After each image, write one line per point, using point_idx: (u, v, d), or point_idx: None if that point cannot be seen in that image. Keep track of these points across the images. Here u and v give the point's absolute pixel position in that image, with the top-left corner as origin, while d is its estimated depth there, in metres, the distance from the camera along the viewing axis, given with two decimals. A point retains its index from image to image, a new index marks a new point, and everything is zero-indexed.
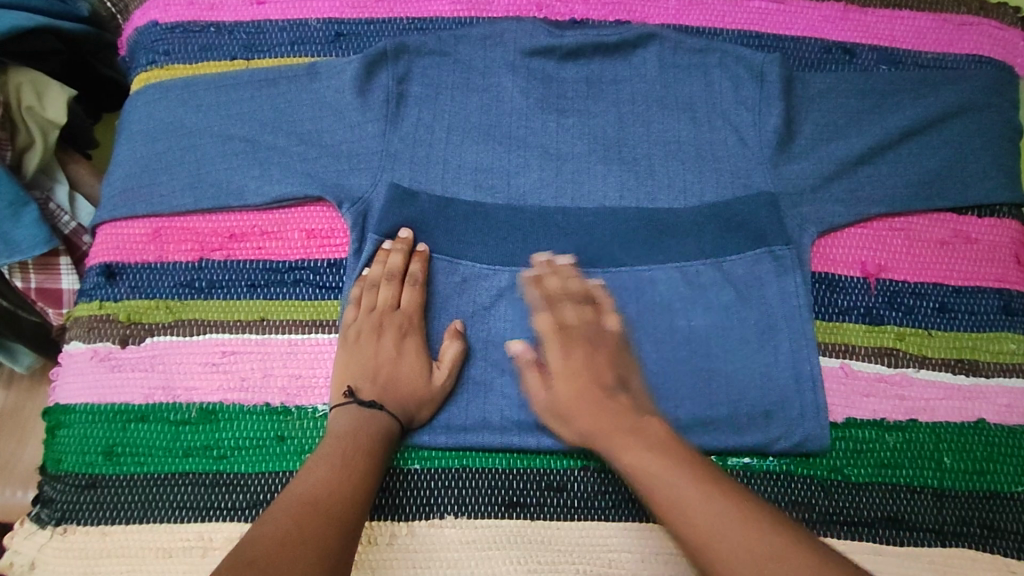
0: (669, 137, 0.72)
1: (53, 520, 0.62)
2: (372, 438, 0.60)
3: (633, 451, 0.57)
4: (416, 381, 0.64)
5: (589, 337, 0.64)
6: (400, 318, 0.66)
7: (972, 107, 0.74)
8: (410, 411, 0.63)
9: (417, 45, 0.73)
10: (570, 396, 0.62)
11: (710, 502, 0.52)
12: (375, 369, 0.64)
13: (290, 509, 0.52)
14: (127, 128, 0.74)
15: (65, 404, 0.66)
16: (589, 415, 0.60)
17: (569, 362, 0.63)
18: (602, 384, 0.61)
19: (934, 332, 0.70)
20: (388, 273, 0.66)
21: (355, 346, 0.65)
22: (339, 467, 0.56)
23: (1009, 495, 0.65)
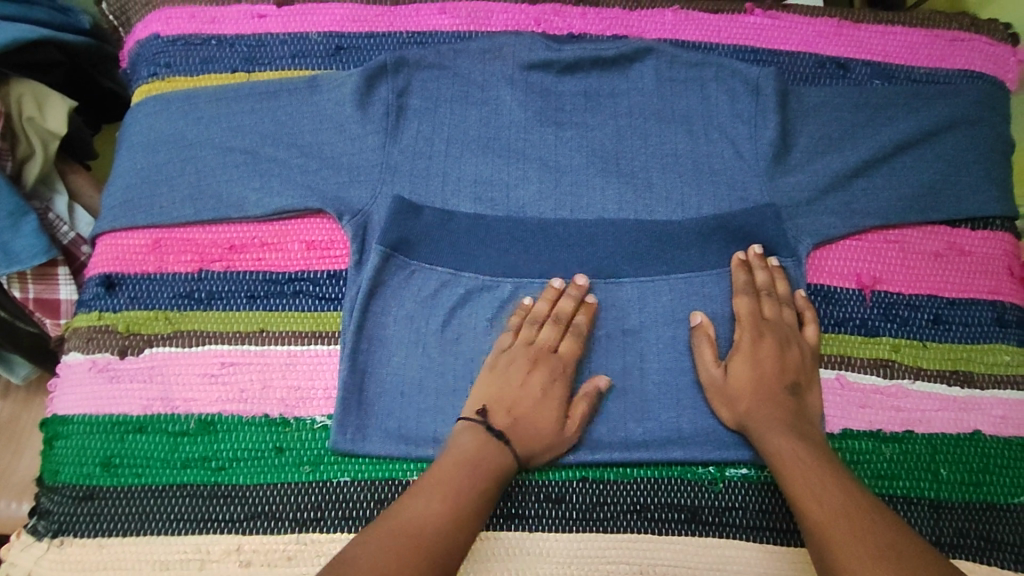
0: (667, 151, 0.73)
1: (50, 532, 0.62)
2: (489, 476, 0.58)
3: (780, 438, 0.60)
4: (549, 426, 0.62)
5: (748, 325, 0.66)
6: (557, 359, 0.64)
7: (965, 121, 0.75)
8: (533, 452, 0.62)
9: (416, 58, 0.74)
10: (743, 381, 0.63)
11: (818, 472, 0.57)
12: (512, 401, 0.62)
13: (399, 544, 0.51)
14: (128, 139, 0.74)
15: (63, 415, 0.66)
16: (752, 399, 0.63)
17: (758, 348, 0.64)
18: (783, 381, 0.64)
19: (929, 344, 0.70)
20: (549, 318, 0.65)
21: (503, 370, 0.63)
22: (452, 503, 0.55)
23: (1006, 507, 0.65)
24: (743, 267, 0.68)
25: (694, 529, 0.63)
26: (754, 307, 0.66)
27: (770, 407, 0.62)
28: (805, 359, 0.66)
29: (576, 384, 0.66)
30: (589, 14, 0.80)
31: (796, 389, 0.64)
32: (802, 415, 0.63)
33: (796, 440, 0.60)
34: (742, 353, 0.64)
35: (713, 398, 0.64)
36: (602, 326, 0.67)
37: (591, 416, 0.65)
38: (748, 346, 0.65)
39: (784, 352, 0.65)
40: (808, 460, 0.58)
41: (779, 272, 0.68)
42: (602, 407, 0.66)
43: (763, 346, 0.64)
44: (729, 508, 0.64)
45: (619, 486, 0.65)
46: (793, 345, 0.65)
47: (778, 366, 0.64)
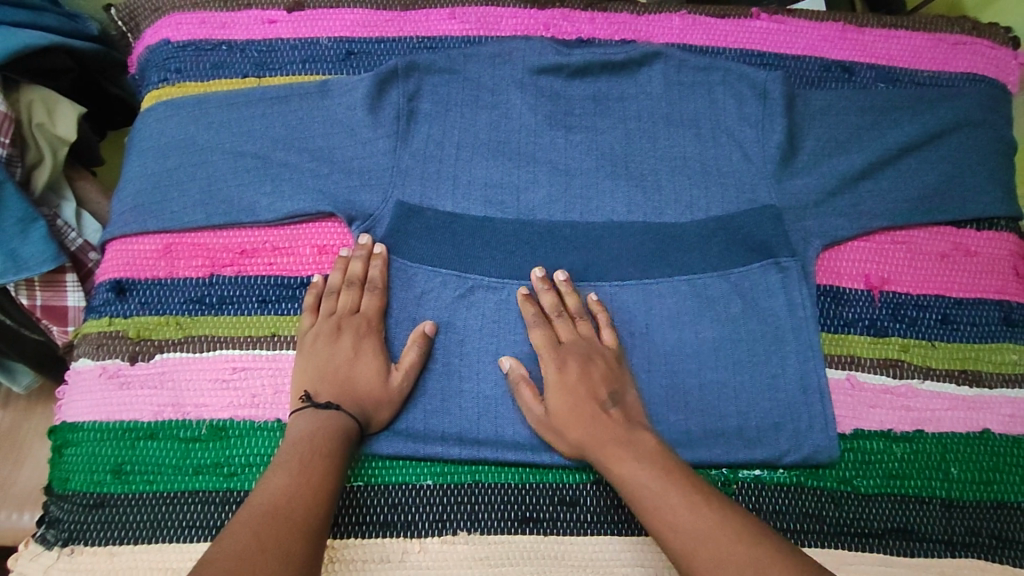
0: (676, 154, 0.73)
1: (60, 541, 0.61)
2: (330, 439, 0.58)
3: (627, 464, 0.57)
4: (367, 380, 0.63)
5: (551, 356, 0.64)
6: (360, 320, 0.66)
7: (969, 124, 0.76)
8: (367, 411, 0.62)
9: (427, 63, 0.74)
10: (564, 411, 0.61)
11: (669, 492, 0.54)
12: (329, 370, 0.63)
13: (258, 521, 0.50)
14: (138, 144, 0.74)
15: (72, 422, 0.65)
16: (579, 427, 0.60)
17: (562, 375, 0.62)
18: (596, 397, 0.61)
19: (937, 343, 0.71)
20: (349, 280, 0.66)
21: (314, 348, 0.65)
22: (297, 473, 0.55)
23: (1016, 505, 0.66)
24: (531, 297, 0.66)
25: None
26: (548, 336, 0.65)
27: (580, 432, 0.60)
28: (612, 367, 0.63)
29: None
30: (597, 19, 0.80)
31: (613, 401, 0.61)
32: (629, 427, 0.60)
33: (613, 460, 0.57)
34: (552, 383, 0.62)
35: (546, 435, 0.63)
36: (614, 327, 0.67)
37: None
38: (554, 377, 0.62)
39: (587, 368, 0.63)
40: (655, 487, 0.55)
41: (570, 290, 0.67)
42: None
43: (568, 372, 0.62)
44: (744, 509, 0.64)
45: None
46: (595, 360, 0.63)
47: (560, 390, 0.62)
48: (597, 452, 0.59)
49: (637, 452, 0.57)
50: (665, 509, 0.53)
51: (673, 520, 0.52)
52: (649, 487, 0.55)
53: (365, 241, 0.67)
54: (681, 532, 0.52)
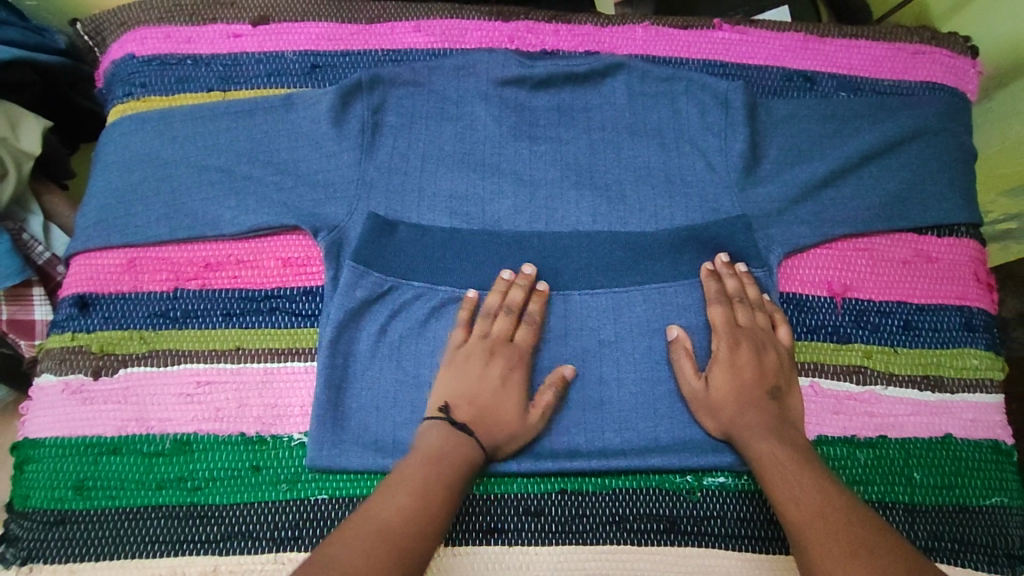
0: (640, 164, 0.74)
1: (20, 559, 0.61)
2: (456, 466, 0.58)
3: (764, 442, 0.61)
4: (512, 413, 0.63)
5: (722, 333, 0.66)
6: (513, 349, 0.65)
7: (927, 131, 0.77)
8: (498, 441, 0.62)
9: (391, 76, 0.75)
10: (723, 390, 0.64)
11: (798, 477, 0.57)
12: (475, 393, 0.62)
13: (368, 540, 0.51)
14: (102, 158, 0.74)
15: (33, 439, 0.65)
16: (735, 407, 0.63)
17: (734, 356, 0.65)
18: (759, 385, 0.64)
19: (900, 349, 0.71)
20: (508, 306, 0.66)
21: (460, 365, 0.64)
22: (419, 496, 0.55)
23: (977, 509, 0.66)
24: (713, 276, 0.69)
25: (672, 538, 0.64)
26: (729, 314, 0.67)
27: (739, 411, 0.63)
28: (782, 360, 0.66)
29: None
30: (561, 31, 0.81)
31: (775, 393, 0.64)
32: (784, 419, 0.63)
33: (754, 444, 0.61)
34: (721, 362, 0.65)
35: (696, 409, 0.65)
36: (579, 338, 0.68)
37: (570, 427, 0.66)
38: (726, 355, 0.65)
39: (762, 355, 0.65)
40: (789, 471, 0.58)
41: (746, 279, 0.69)
42: (581, 418, 0.66)
43: (740, 353, 0.65)
44: (707, 517, 0.65)
45: (599, 497, 0.65)
46: (769, 350, 0.66)
47: (757, 372, 0.64)
48: (739, 437, 0.62)
49: (783, 436, 0.61)
50: (786, 492, 0.57)
51: (797, 495, 0.56)
52: (778, 471, 0.58)
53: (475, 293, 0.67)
54: (790, 495, 0.57)
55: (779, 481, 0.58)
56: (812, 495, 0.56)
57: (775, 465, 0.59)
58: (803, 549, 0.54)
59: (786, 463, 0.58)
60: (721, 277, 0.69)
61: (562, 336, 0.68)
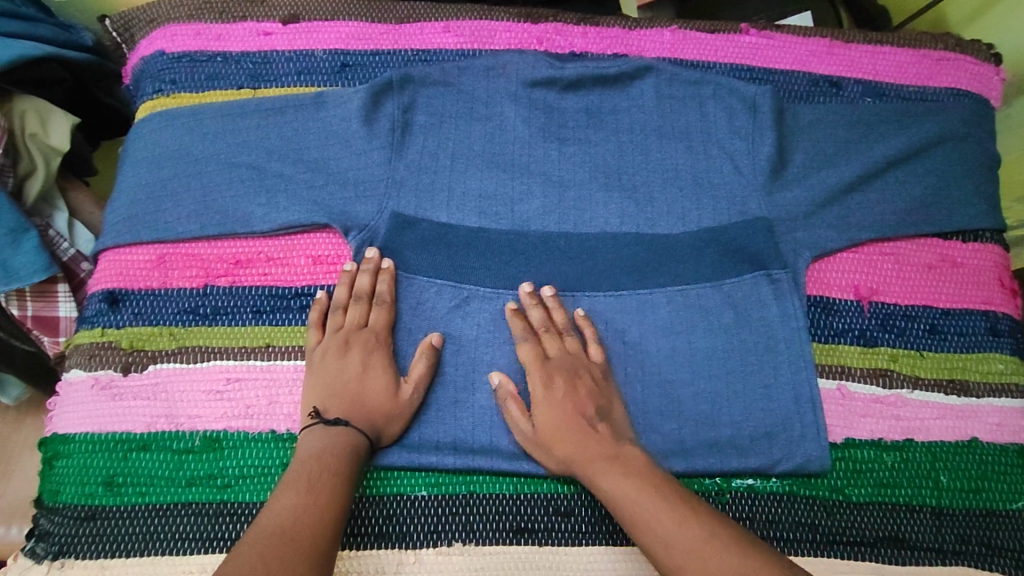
0: (668, 166, 0.74)
1: (50, 555, 0.60)
2: (337, 458, 0.58)
3: (612, 477, 0.57)
4: (380, 395, 0.63)
5: (535, 371, 0.64)
6: (367, 334, 0.66)
7: (953, 137, 0.77)
8: (377, 427, 0.63)
9: (421, 75, 0.75)
10: (550, 426, 0.61)
11: (658, 517, 0.54)
12: (338, 386, 0.63)
13: (266, 543, 0.50)
14: (132, 154, 0.74)
15: (64, 434, 0.65)
16: (567, 442, 0.61)
17: (550, 392, 0.63)
18: (583, 413, 0.61)
19: (926, 354, 0.72)
20: (356, 295, 0.66)
21: (320, 365, 0.65)
22: (305, 495, 0.55)
23: (1004, 513, 0.67)
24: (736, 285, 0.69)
25: None
26: (537, 352, 0.65)
27: (572, 447, 0.60)
28: (600, 384, 0.64)
29: None
30: (589, 33, 0.81)
31: (600, 418, 0.62)
32: (615, 441, 0.60)
33: (600, 481, 0.58)
34: (540, 400, 0.63)
35: (534, 451, 0.63)
36: (607, 339, 0.68)
37: None
38: (542, 396, 0.63)
39: (575, 383, 0.63)
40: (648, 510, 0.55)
41: (557, 302, 0.67)
42: None
43: (556, 389, 0.63)
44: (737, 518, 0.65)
45: None
46: (583, 376, 0.64)
47: (574, 402, 0.62)
48: (582, 473, 0.59)
49: (625, 467, 0.58)
50: (656, 533, 0.54)
51: (663, 536, 0.53)
52: (637, 509, 0.55)
53: (352, 266, 0.68)
54: (658, 536, 0.53)
55: (648, 520, 0.54)
56: (684, 534, 0.53)
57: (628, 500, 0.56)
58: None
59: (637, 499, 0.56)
60: (529, 309, 0.67)
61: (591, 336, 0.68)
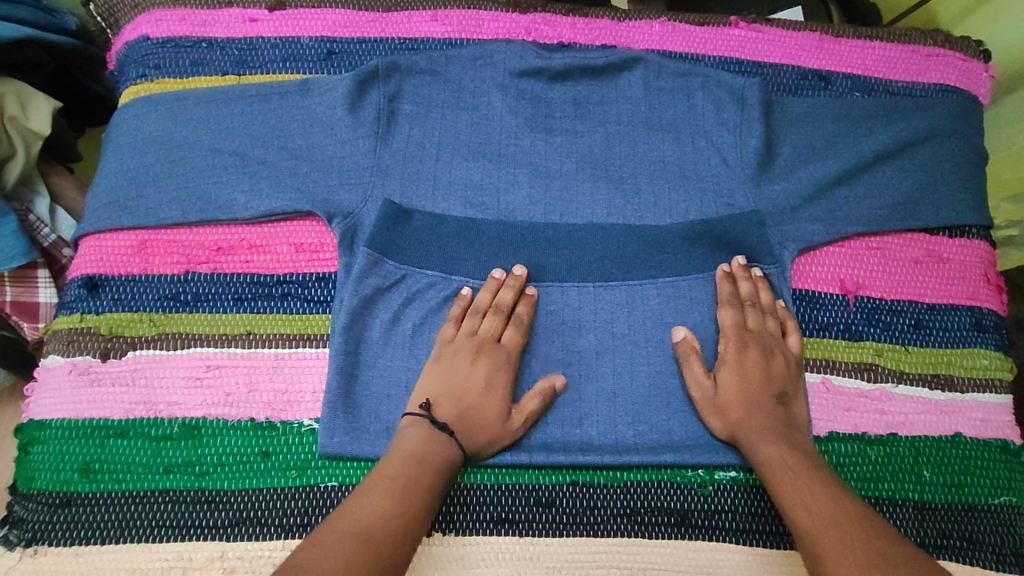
0: (655, 157, 0.74)
1: (24, 541, 0.60)
2: (434, 470, 0.58)
3: (772, 449, 0.60)
4: (494, 416, 0.62)
5: (733, 337, 0.66)
6: (500, 350, 0.65)
7: (941, 133, 0.77)
8: (477, 443, 0.61)
9: (408, 64, 0.74)
10: (730, 392, 0.64)
11: (805, 487, 0.57)
12: (456, 392, 0.62)
13: (349, 540, 0.51)
14: (114, 140, 0.73)
15: (40, 420, 0.64)
16: (743, 409, 0.63)
17: (743, 357, 0.65)
18: (769, 390, 0.64)
19: (911, 348, 0.72)
20: (496, 307, 0.65)
21: (447, 362, 0.64)
22: (399, 500, 0.55)
23: (986, 508, 0.67)
24: (729, 278, 0.68)
25: (684, 532, 0.64)
26: (739, 319, 0.66)
27: (745, 416, 0.63)
28: (789, 364, 0.66)
29: (568, 388, 0.66)
30: (578, 24, 0.81)
31: (782, 398, 0.64)
32: (790, 423, 0.63)
33: (756, 449, 0.61)
34: (729, 362, 0.65)
35: (705, 412, 0.64)
36: (593, 330, 0.68)
37: (582, 420, 0.65)
38: (734, 357, 0.65)
39: (768, 360, 0.65)
40: (794, 480, 0.58)
41: (763, 281, 0.68)
42: (594, 411, 0.66)
43: (748, 356, 0.65)
44: (719, 511, 0.64)
45: (610, 489, 0.65)
46: (777, 355, 0.65)
47: (763, 375, 0.64)
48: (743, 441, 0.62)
49: (789, 443, 0.61)
50: (794, 499, 0.57)
51: (806, 502, 0.56)
52: (788, 477, 0.58)
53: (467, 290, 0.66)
54: (800, 511, 0.56)
55: (790, 491, 0.57)
56: (824, 506, 0.55)
57: (786, 472, 0.59)
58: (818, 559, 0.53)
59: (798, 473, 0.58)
60: (735, 280, 0.68)
61: (576, 328, 0.68)
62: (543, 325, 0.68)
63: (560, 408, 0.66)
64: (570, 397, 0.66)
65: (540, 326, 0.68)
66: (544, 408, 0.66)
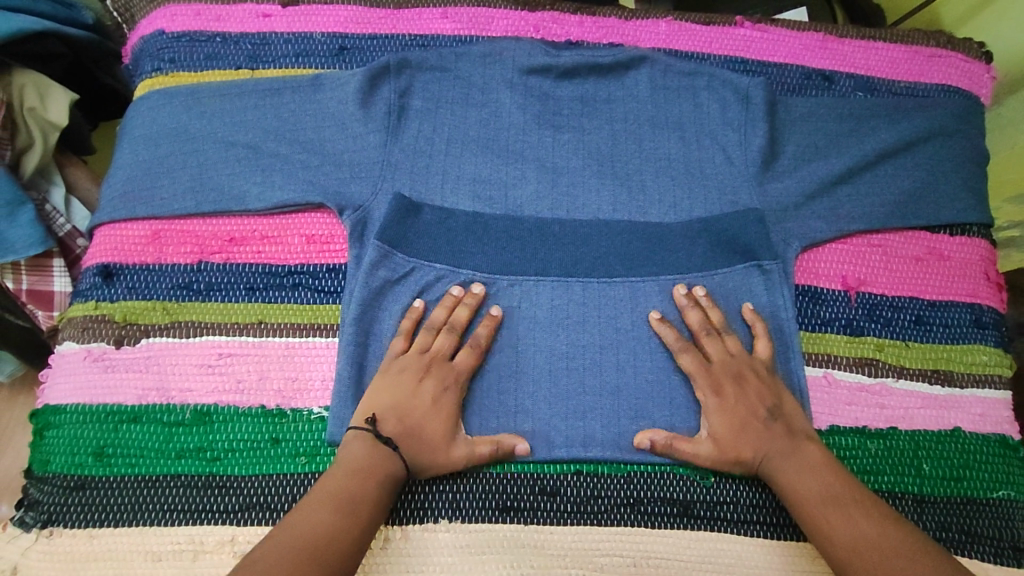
0: (661, 155, 0.75)
1: (39, 523, 0.61)
2: (381, 485, 0.59)
3: (789, 472, 0.62)
4: (438, 438, 0.62)
5: (705, 382, 0.65)
6: (449, 370, 0.65)
7: (942, 133, 0.78)
8: (420, 464, 0.61)
9: (419, 60, 0.76)
10: (724, 430, 0.64)
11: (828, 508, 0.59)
12: (405, 409, 0.62)
13: (298, 554, 0.53)
14: (130, 132, 0.75)
15: (55, 405, 0.65)
16: (746, 443, 0.63)
17: (722, 400, 0.64)
18: (758, 414, 0.64)
19: (912, 344, 0.73)
20: (450, 325, 0.66)
21: (396, 377, 0.64)
22: (344, 514, 0.56)
23: (985, 501, 0.67)
24: (694, 306, 0.68)
25: (687, 522, 0.65)
26: (700, 359, 0.66)
27: (752, 452, 0.63)
28: (766, 379, 0.66)
29: (573, 380, 0.67)
30: (586, 22, 0.82)
31: (775, 413, 0.64)
32: (792, 435, 0.64)
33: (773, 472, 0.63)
34: (711, 407, 0.64)
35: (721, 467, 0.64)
36: (597, 324, 0.69)
37: (586, 412, 0.67)
38: (714, 402, 0.64)
39: (744, 388, 0.65)
40: (816, 501, 0.60)
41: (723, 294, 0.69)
42: (598, 403, 0.67)
43: (728, 397, 0.65)
44: (721, 502, 0.65)
45: (614, 479, 0.66)
46: (750, 379, 0.65)
47: (749, 407, 0.64)
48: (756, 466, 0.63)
49: (800, 459, 0.62)
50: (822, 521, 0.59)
51: (831, 526, 0.58)
52: (809, 500, 0.60)
53: (421, 305, 0.67)
54: (827, 532, 0.58)
55: (814, 513, 0.60)
56: (849, 525, 0.58)
57: (803, 498, 0.61)
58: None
59: (813, 497, 0.60)
60: (696, 309, 0.68)
61: (581, 322, 0.69)
62: (548, 318, 0.69)
63: (564, 400, 0.67)
64: (575, 390, 0.67)
65: (546, 319, 0.69)
66: (549, 400, 0.67)
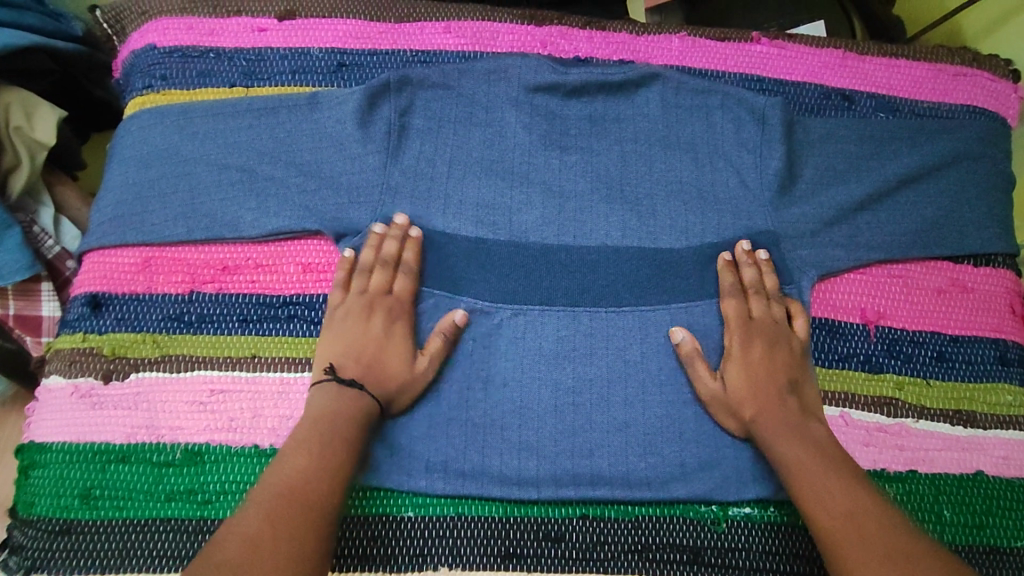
0: (672, 178, 0.72)
1: (23, 569, 0.59)
2: (349, 424, 0.58)
3: (786, 443, 0.59)
4: (398, 366, 0.62)
5: (737, 331, 0.65)
6: (393, 301, 0.65)
7: (968, 157, 0.75)
8: (390, 394, 0.62)
9: (420, 77, 0.72)
10: (741, 386, 0.63)
11: (827, 481, 0.56)
12: (359, 350, 0.62)
13: (275, 502, 0.51)
14: (119, 153, 0.72)
15: (40, 443, 0.62)
16: (754, 402, 0.62)
17: (749, 353, 0.64)
18: (776, 381, 0.63)
19: (932, 382, 0.70)
20: (383, 259, 0.65)
21: (341, 326, 0.63)
22: (315, 458, 0.55)
23: (1008, 550, 0.65)
24: (730, 267, 0.67)
25: (697, 570, 0.62)
26: (741, 307, 0.66)
27: (754, 412, 0.62)
28: (796, 356, 0.65)
29: (579, 417, 0.64)
30: (596, 37, 0.79)
31: (793, 389, 0.63)
32: (805, 412, 0.62)
33: (771, 441, 0.60)
34: (735, 356, 0.64)
35: (717, 410, 0.63)
36: (606, 358, 0.66)
37: (593, 451, 0.64)
38: (739, 351, 0.64)
39: (773, 351, 0.64)
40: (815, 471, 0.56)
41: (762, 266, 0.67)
42: (605, 441, 0.64)
43: (753, 350, 0.64)
44: (732, 549, 0.63)
45: (620, 524, 0.63)
46: (782, 343, 0.65)
47: (770, 367, 0.63)
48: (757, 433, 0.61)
49: (801, 434, 0.60)
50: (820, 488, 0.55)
51: (827, 495, 0.55)
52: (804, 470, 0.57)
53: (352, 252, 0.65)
54: (820, 497, 0.55)
55: (813, 479, 0.56)
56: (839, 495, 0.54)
57: (795, 461, 0.58)
58: (830, 549, 0.52)
59: (806, 461, 0.57)
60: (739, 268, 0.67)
61: (587, 354, 0.66)
62: (554, 350, 0.66)
63: (570, 438, 0.64)
64: (581, 427, 0.64)
65: (551, 352, 0.66)
66: (554, 438, 0.64)
